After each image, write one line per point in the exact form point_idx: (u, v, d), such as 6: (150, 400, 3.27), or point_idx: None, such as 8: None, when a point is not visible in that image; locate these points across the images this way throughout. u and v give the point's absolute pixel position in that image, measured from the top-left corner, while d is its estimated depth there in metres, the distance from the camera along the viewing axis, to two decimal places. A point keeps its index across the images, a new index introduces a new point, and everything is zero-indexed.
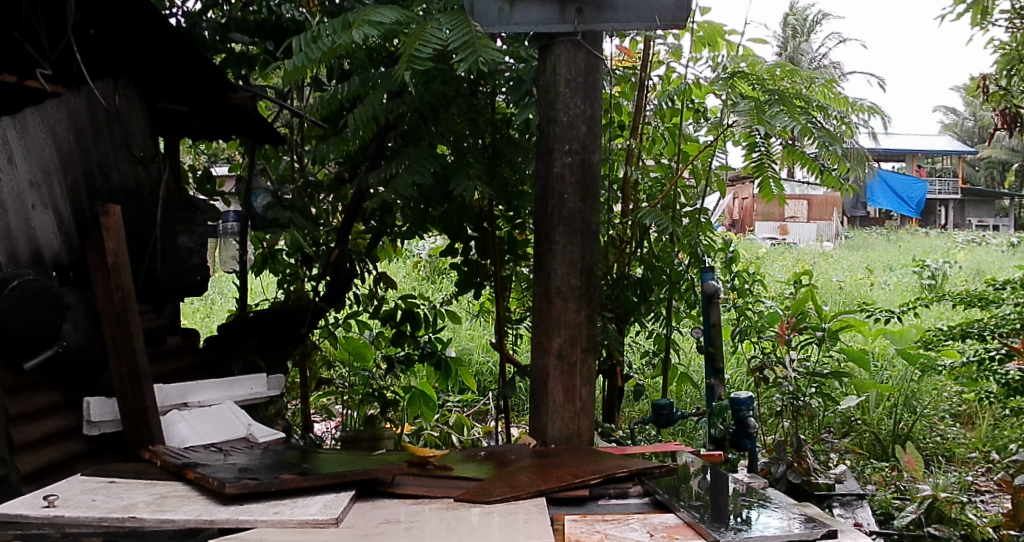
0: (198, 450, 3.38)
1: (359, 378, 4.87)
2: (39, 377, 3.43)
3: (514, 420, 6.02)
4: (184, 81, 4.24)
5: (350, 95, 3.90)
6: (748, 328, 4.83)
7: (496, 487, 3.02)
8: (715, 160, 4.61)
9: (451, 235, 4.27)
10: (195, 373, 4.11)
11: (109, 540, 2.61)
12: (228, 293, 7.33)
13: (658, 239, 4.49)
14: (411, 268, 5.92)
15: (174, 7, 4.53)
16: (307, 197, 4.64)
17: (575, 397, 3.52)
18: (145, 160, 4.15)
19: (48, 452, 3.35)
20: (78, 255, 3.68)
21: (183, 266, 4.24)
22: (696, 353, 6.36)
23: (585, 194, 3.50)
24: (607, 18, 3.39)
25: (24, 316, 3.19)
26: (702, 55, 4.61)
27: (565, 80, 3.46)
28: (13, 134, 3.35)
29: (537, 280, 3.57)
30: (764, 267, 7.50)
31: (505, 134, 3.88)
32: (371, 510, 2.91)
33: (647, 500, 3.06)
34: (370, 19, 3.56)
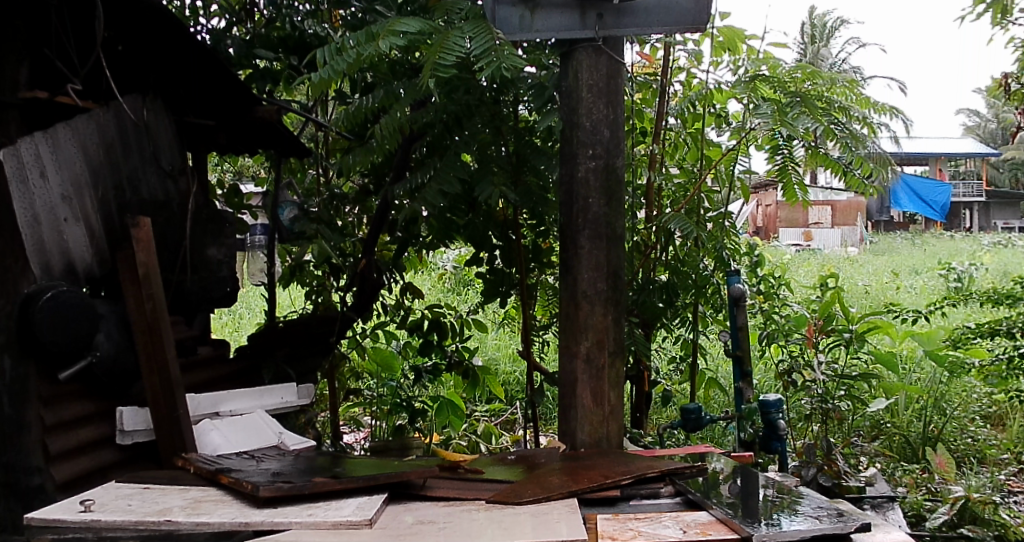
0: (230, 457, 3.43)
1: (388, 388, 4.95)
2: (76, 387, 3.52)
3: (542, 429, 6.01)
4: (211, 95, 4.32)
5: (374, 107, 3.91)
6: (777, 332, 4.74)
7: (527, 489, 3.04)
8: (738, 165, 4.67)
9: (476, 244, 4.27)
10: (226, 383, 4.17)
11: None
12: (255, 308, 7.39)
13: (683, 244, 4.51)
14: (436, 280, 5.96)
15: (198, 25, 4.74)
16: (332, 209, 4.69)
17: (604, 401, 3.52)
18: (174, 173, 4.20)
19: (82, 461, 3.45)
20: (110, 266, 3.75)
21: (212, 278, 4.32)
22: (724, 360, 6.36)
23: (610, 198, 3.51)
24: (628, 23, 3.42)
25: (59, 327, 3.27)
26: (723, 59, 4.65)
27: (587, 85, 3.48)
28: (45, 149, 3.43)
29: (564, 285, 3.58)
30: (789, 273, 7.47)
31: (529, 141, 3.86)
32: (405, 512, 2.93)
33: (678, 500, 3.08)
34: (395, 30, 3.60)
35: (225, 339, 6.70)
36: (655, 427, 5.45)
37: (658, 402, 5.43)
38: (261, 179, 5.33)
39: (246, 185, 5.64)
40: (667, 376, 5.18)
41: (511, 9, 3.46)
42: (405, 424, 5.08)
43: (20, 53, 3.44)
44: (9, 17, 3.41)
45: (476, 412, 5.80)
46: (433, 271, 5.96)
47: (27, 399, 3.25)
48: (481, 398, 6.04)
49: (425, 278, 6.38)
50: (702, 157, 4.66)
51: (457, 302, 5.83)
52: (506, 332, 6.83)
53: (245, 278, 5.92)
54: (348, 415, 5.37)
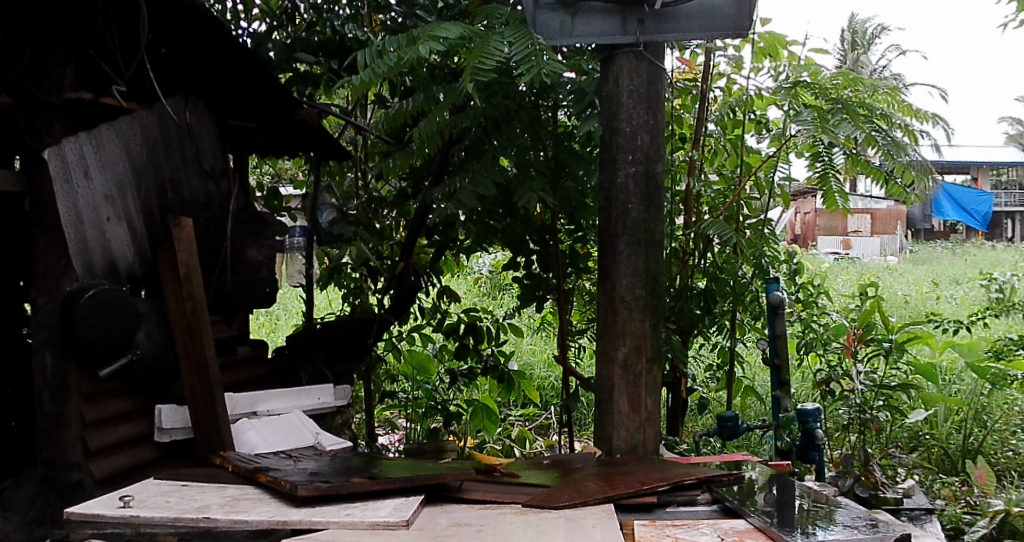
0: (268, 456, 3.46)
1: (423, 391, 4.95)
2: (117, 384, 3.58)
3: (577, 435, 5.98)
4: (253, 97, 4.36)
5: (414, 111, 3.92)
6: (815, 341, 4.69)
7: (563, 494, 3.04)
8: (778, 171, 4.59)
9: (513, 249, 4.26)
10: (264, 383, 4.21)
11: (185, 539, 2.69)
12: (291, 309, 7.44)
13: (722, 250, 4.48)
14: (471, 284, 5.94)
15: (240, 28, 4.78)
16: (371, 213, 4.74)
17: (641, 407, 3.50)
18: (215, 175, 4.25)
19: (121, 458, 3.50)
20: (151, 266, 3.80)
21: (253, 280, 4.35)
22: (761, 368, 6.29)
23: (649, 204, 3.49)
24: (669, 29, 3.39)
25: (101, 324, 3.32)
26: (764, 65, 4.62)
27: (628, 90, 3.47)
28: (89, 150, 3.49)
29: (602, 290, 3.57)
30: (828, 282, 7.36)
31: (567, 146, 3.84)
32: (441, 514, 2.93)
33: (716, 507, 3.06)
34: (435, 34, 3.61)
35: (262, 339, 6.75)
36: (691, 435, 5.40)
37: (694, 410, 5.38)
38: (301, 181, 5.37)
39: (286, 187, 5.68)
40: (703, 384, 5.12)
41: (552, 14, 3.43)
42: (439, 427, 5.07)
43: (65, 55, 3.53)
44: (54, 19, 3.51)
45: (511, 416, 5.79)
46: (469, 275, 5.97)
47: (67, 396, 3.32)
48: (515, 403, 6.03)
49: (461, 282, 6.38)
50: (742, 163, 4.62)
51: (493, 306, 5.82)
52: (541, 336, 6.80)
53: (283, 279, 5.96)
54: (383, 417, 5.37)
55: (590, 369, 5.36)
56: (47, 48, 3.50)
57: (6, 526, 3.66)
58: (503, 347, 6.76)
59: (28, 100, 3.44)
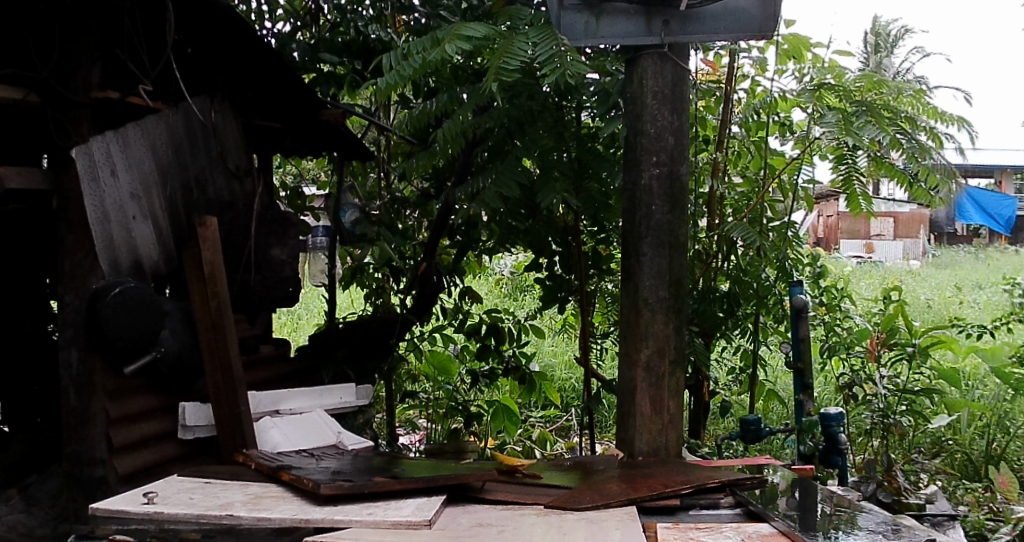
0: (290, 455, 3.46)
1: (444, 392, 4.97)
2: (142, 381, 3.60)
3: (598, 437, 5.97)
4: (278, 97, 4.38)
5: (437, 112, 3.93)
6: (838, 344, 4.67)
7: (585, 495, 3.04)
8: (802, 174, 4.61)
9: (535, 250, 4.26)
10: (286, 382, 4.22)
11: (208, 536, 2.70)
12: (313, 309, 7.47)
13: (745, 253, 4.46)
14: (492, 285, 5.95)
15: (264, 29, 4.80)
16: (393, 213, 4.80)
17: (663, 410, 3.49)
18: (240, 174, 4.27)
19: (145, 454, 3.54)
20: (176, 264, 3.82)
21: (276, 278, 4.37)
22: (784, 372, 6.26)
23: (673, 206, 3.48)
24: (694, 30, 3.38)
25: (126, 322, 3.34)
26: (787, 67, 4.60)
27: (652, 91, 3.46)
28: (115, 148, 3.52)
29: (625, 291, 3.56)
30: (850, 286, 7.32)
31: (591, 147, 3.82)
32: (463, 514, 2.94)
33: (739, 511, 3.04)
34: (461, 34, 3.62)
35: (284, 338, 6.78)
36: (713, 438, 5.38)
37: (716, 413, 5.36)
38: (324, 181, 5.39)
39: (309, 188, 5.71)
40: (725, 386, 5.10)
41: (576, 15, 3.43)
42: (460, 428, 5.07)
43: (93, 54, 3.56)
44: (82, 19, 3.54)
45: (531, 418, 5.78)
46: (490, 277, 5.97)
47: (92, 393, 3.35)
48: (536, 404, 6.02)
49: (482, 283, 6.38)
50: (767, 165, 4.60)
51: (515, 308, 5.81)
52: (562, 338, 6.79)
53: (306, 279, 5.99)
54: (403, 417, 5.38)
55: (612, 371, 5.34)
56: (75, 47, 3.53)
57: (31, 521, 3.71)
58: (524, 348, 6.75)
59: (56, 99, 3.49)
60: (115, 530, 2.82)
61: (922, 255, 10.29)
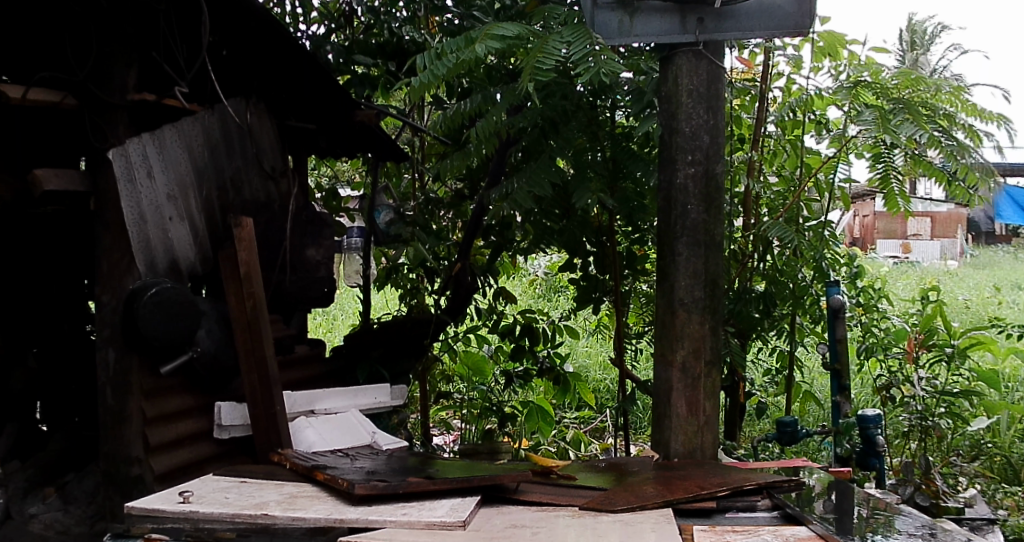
0: (325, 455, 3.48)
1: (478, 393, 5.00)
2: (179, 381, 3.64)
3: (633, 438, 5.95)
4: (313, 98, 4.40)
5: (471, 112, 3.92)
6: (876, 345, 4.60)
7: (621, 497, 3.02)
8: (839, 173, 4.55)
9: (569, 250, 4.24)
10: (322, 382, 4.25)
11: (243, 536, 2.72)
12: (348, 309, 7.51)
13: (782, 253, 4.43)
14: (526, 285, 5.97)
15: (299, 31, 4.84)
16: (427, 213, 4.82)
17: (699, 411, 3.46)
18: (275, 175, 4.29)
19: (181, 453, 3.57)
20: (213, 264, 3.85)
21: (310, 279, 4.32)
22: (820, 373, 6.20)
23: (709, 205, 3.45)
24: (729, 28, 3.33)
25: (163, 321, 3.37)
26: (823, 65, 4.56)
27: (687, 90, 3.43)
28: (152, 150, 3.54)
29: (661, 292, 3.54)
30: (887, 286, 7.23)
31: (625, 146, 3.81)
32: (498, 515, 2.93)
33: (776, 513, 3.00)
34: (494, 33, 3.61)
35: (319, 339, 6.82)
36: (749, 439, 5.35)
37: (753, 415, 5.31)
38: (359, 182, 5.42)
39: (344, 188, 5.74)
40: (762, 387, 5.06)
41: (611, 14, 3.42)
42: (494, 429, 5.06)
43: (129, 57, 3.60)
44: (118, 21, 3.58)
45: (565, 418, 5.77)
46: (524, 277, 5.98)
47: (129, 392, 3.40)
48: (570, 405, 6.01)
49: (516, 283, 6.37)
50: (803, 164, 4.56)
51: (549, 309, 5.80)
52: (596, 338, 6.77)
53: (341, 279, 6.03)
54: (437, 417, 5.40)
55: (648, 373, 5.28)
56: (111, 50, 3.57)
57: (69, 519, 3.76)
58: (558, 349, 6.75)
59: (93, 101, 3.53)
60: (151, 529, 2.85)
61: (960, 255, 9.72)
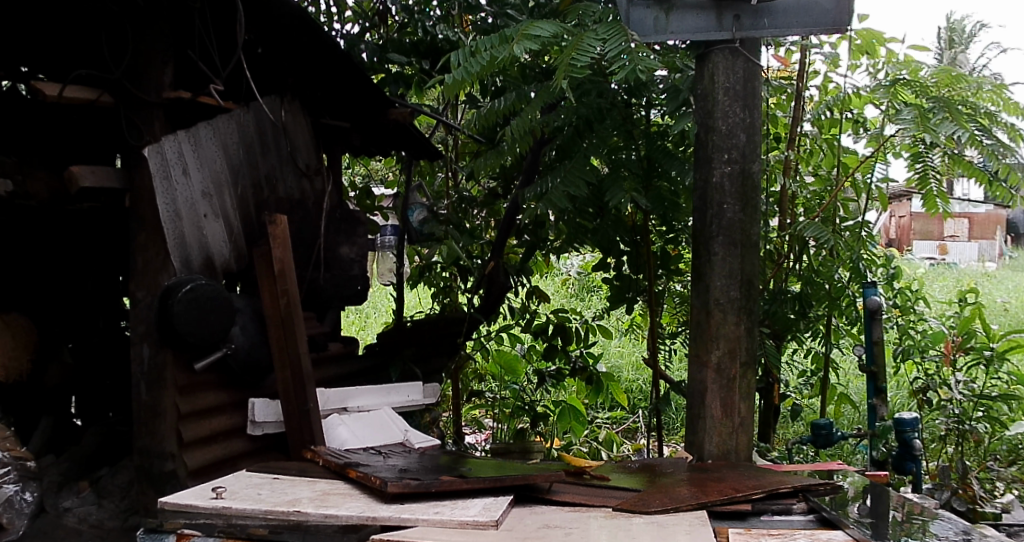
0: (358, 452, 3.48)
1: (511, 392, 4.94)
2: (213, 377, 3.66)
3: (665, 439, 5.92)
4: (348, 97, 4.40)
5: (505, 110, 3.91)
6: (912, 347, 4.56)
7: (655, 498, 3.00)
8: (876, 173, 4.51)
9: (604, 250, 4.22)
10: (354, 380, 4.26)
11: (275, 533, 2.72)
12: (381, 307, 7.55)
13: (818, 253, 4.40)
14: (560, 285, 5.97)
15: (333, 30, 4.87)
16: (460, 212, 4.84)
17: (734, 412, 3.43)
18: (310, 173, 4.30)
19: (215, 449, 3.60)
20: (247, 261, 3.86)
21: (344, 276, 4.38)
22: (857, 375, 6.14)
23: (745, 204, 3.41)
24: (766, 24, 3.28)
25: (197, 318, 3.39)
26: (861, 63, 4.51)
27: (723, 88, 3.38)
28: (187, 147, 3.56)
29: (695, 292, 3.50)
30: (924, 289, 7.13)
31: (660, 144, 3.78)
32: (530, 515, 2.91)
33: (812, 517, 2.96)
34: (529, 31, 3.60)
35: (351, 336, 6.86)
36: (783, 441, 5.32)
37: (787, 417, 5.27)
38: (393, 180, 5.45)
39: (378, 187, 5.77)
40: (796, 389, 5.02)
41: (646, 11, 3.39)
42: (527, 428, 5.06)
43: (165, 55, 3.62)
44: (153, 19, 3.62)
45: (598, 419, 5.75)
46: (556, 276, 5.97)
47: (163, 388, 3.43)
48: (602, 405, 6.00)
49: (549, 281, 6.37)
50: (839, 164, 4.53)
51: (581, 308, 5.80)
52: (629, 339, 6.75)
53: (374, 277, 6.06)
54: (469, 416, 5.41)
55: (680, 373, 5.25)
56: (148, 48, 3.60)
57: (102, 513, 3.80)
58: (591, 349, 6.73)
59: (129, 99, 3.57)
60: (184, 524, 2.87)
61: (999, 257, 9.48)
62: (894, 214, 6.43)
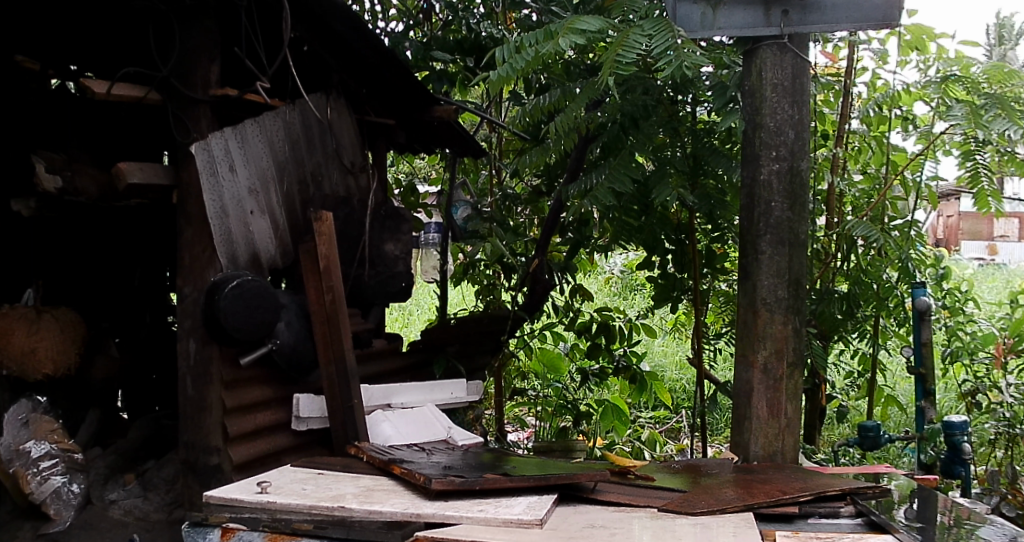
0: (401, 449, 3.50)
1: (552, 390, 4.98)
2: (258, 372, 3.70)
3: (709, 440, 5.89)
4: (393, 94, 4.42)
5: (551, 107, 3.89)
6: (961, 350, 4.50)
7: (700, 499, 2.98)
8: (926, 171, 4.46)
9: (649, 248, 4.20)
10: (398, 377, 4.27)
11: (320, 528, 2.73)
12: (424, 304, 7.60)
13: (866, 252, 4.34)
14: (603, 283, 5.97)
15: (378, 28, 4.90)
16: (504, 209, 4.84)
17: (781, 413, 3.38)
18: (356, 170, 4.33)
19: (259, 444, 3.61)
20: (293, 258, 3.90)
21: (389, 273, 4.32)
22: (904, 376, 6.08)
23: (794, 202, 3.36)
24: (815, 20, 3.26)
25: (244, 313, 3.43)
26: (911, 59, 4.45)
27: (772, 84, 3.33)
28: (234, 144, 3.60)
29: (743, 290, 3.46)
30: (973, 290, 7.04)
31: (706, 142, 3.75)
32: (575, 514, 2.90)
33: (861, 521, 2.92)
34: (575, 26, 3.56)
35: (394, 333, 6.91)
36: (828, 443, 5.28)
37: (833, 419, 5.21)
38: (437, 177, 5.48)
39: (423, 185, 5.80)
40: (843, 391, 4.96)
41: (694, 6, 3.37)
42: (570, 427, 5.05)
43: (212, 52, 3.64)
44: (200, 17, 3.64)
45: (640, 419, 5.75)
46: (599, 275, 5.97)
47: (209, 382, 3.48)
48: (645, 405, 6.00)
49: (592, 280, 6.38)
50: (888, 162, 4.49)
51: (625, 307, 5.80)
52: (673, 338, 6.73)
53: (418, 274, 6.09)
54: (512, 414, 5.44)
55: (727, 373, 5.19)
56: (194, 45, 3.62)
57: (147, 506, 3.84)
58: (635, 348, 6.73)
59: (176, 96, 3.61)
60: (229, 518, 2.89)
61: None
62: (942, 213, 6.34)
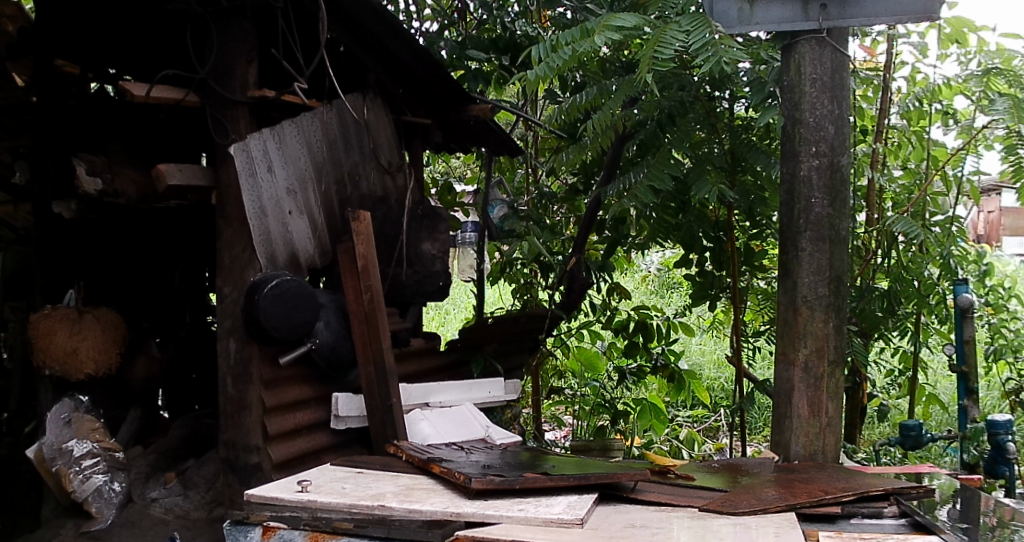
0: (440, 447, 3.51)
1: (591, 389, 4.99)
2: (298, 371, 3.73)
3: (747, 438, 5.85)
4: (430, 94, 4.43)
5: (588, 105, 3.88)
6: (1005, 347, 4.43)
7: (741, 499, 2.96)
8: (967, 165, 4.41)
9: (687, 246, 4.18)
10: (436, 376, 4.29)
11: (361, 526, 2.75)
12: (460, 303, 7.63)
13: (907, 248, 4.29)
14: (639, 281, 5.96)
15: (413, 28, 4.93)
16: (541, 207, 4.89)
17: (822, 412, 3.34)
18: (393, 170, 4.35)
19: (299, 443, 3.65)
20: (331, 257, 3.93)
21: (426, 273, 4.36)
22: (946, 374, 6.02)
23: (834, 198, 3.32)
24: (854, 14, 3.19)
25: (283, 313, 3.45)
26: (951, 52, 4.41)
27: (811, 79, 3.30)
28: (272, 145, 3.63)
29: (783, 288, 3.42)
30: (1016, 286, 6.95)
31: (745, 138, 3.73)
32: (615, 514, 2.90)
33: (905, 521, 2.87)
34: (610, 23, 3.55)
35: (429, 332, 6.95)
36: (868, 441, 5.26)
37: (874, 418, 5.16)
38: (474, 176, 5.50)
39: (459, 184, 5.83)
40: (884, 390, 4.92)
41: (731, 2, 3.33)
42: (607, 425, 5.05)
43: (249, 53, 3.67)
44: (237, 18, 3.66)
45: (678, 417, 5.73)
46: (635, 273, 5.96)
47: (249, 381, 3.52)
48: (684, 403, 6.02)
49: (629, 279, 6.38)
50: (929, 157, 4.48)
51: (661, 305, 5.79)
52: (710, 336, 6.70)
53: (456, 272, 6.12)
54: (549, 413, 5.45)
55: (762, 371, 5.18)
56: (231, 46, 3.65)
57: (188, 504, 3.88)
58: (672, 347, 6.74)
59: (214, 98, 3.65)
60: (270, 517, 2.92)
61: None
62: (983, 209, 6.30)
